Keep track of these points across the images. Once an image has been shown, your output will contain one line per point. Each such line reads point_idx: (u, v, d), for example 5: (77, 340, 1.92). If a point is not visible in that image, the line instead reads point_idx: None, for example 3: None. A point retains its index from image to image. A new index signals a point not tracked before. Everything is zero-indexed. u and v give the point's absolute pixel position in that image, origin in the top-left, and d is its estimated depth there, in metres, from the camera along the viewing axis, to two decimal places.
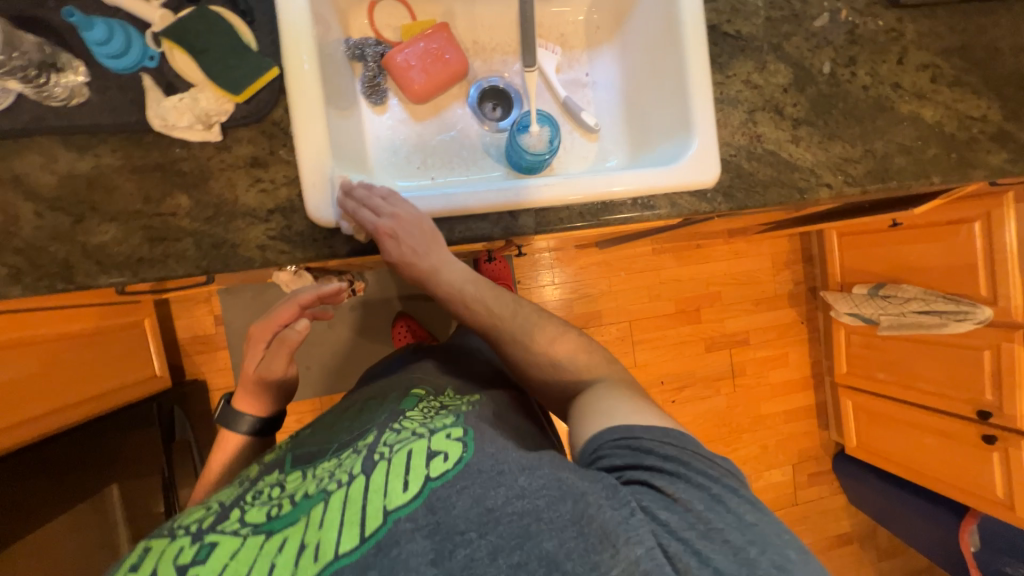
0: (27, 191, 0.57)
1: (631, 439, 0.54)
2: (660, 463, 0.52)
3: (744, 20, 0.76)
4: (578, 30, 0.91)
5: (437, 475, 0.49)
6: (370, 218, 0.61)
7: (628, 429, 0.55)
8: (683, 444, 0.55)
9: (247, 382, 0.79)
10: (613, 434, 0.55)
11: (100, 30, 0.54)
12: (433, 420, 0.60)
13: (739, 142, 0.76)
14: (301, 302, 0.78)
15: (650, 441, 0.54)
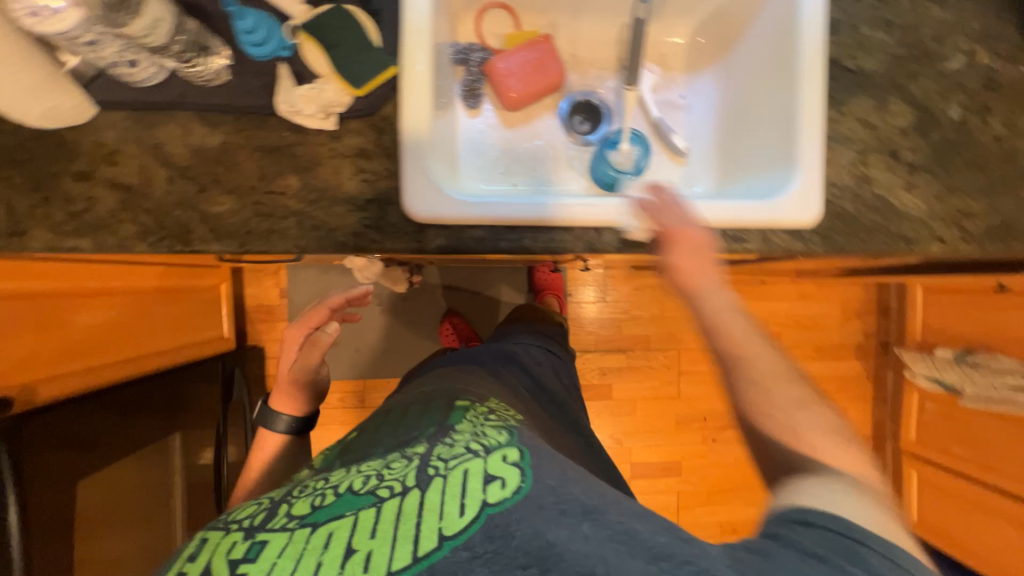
0: (164, 158, 0.63)
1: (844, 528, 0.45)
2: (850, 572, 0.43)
3: (867, 55, 0.72)
4: (679, 51, 0.89)
5: (496, 503, 0.48)
6: (653, 224, 0.62)
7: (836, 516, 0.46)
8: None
9: (282, 383, 0.83)
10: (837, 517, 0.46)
11: (250, 19, 0.58)
12: (487, 433, 0.58)
13: (846, 183, 0.72)
14: (330, 305, 0.86)
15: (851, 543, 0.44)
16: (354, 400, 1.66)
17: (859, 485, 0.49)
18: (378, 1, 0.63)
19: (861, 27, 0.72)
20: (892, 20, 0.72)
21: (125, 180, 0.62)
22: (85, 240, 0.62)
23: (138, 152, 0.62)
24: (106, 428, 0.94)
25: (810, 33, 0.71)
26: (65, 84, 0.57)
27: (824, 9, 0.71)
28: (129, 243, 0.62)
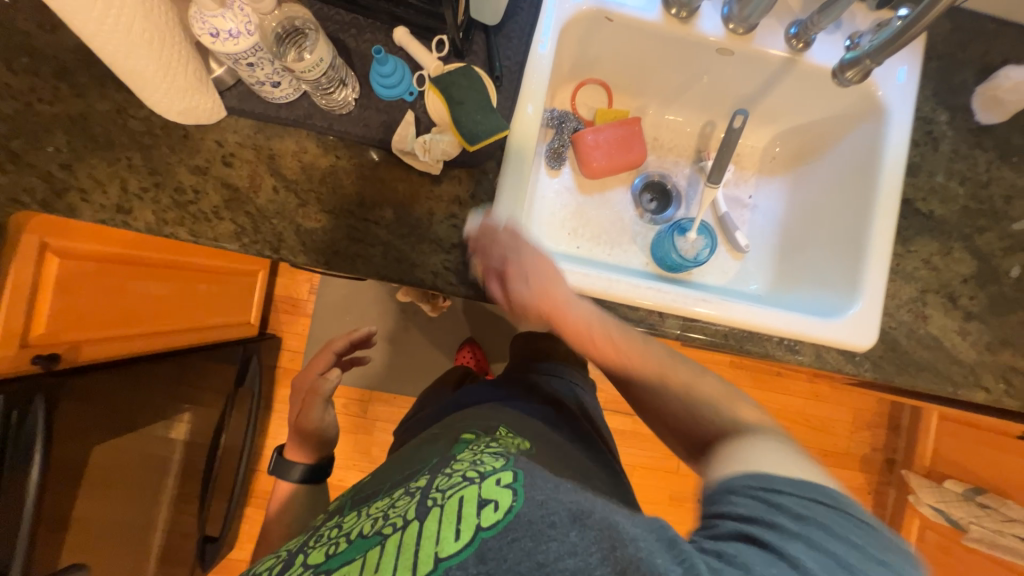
0: (275, 168, 0.66)
1: (769, 488, 0.45)
2: (797, 531, 0.42)
3: (940, 202, 0.76)
4: (755, 154, 0.92)
5: (489, 526, 0.46)
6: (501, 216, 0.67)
7: (782, 475, 0.46)
8: (845, 531, 0.42)
9: (291, 435, 0.85)
10: (785, 475, 0.46)
11: (389, 64, 0.63)
12: (485, 460, 0.56)
13: (902, 317, 0.74)
14: (335, 351, 0.89)
15: (775, 500, 0.45)
16: (356, 409, 1.66)
17: (794, 451, 0.50)
18: (501, 68, 0.68)
19: (938, 175, 0.76)
20: (968, 174, 0.76)
21: (234, 182, 0.66)
22: (184, 230, 0.65)
23: (252, 159, 0.66)
24: (132, 399, 0.94)
25: (890, 171, 0.75)
26: (209, 88, 0.61)
27: (905, 152, 0.75)
28: (223, 241, 0.65)
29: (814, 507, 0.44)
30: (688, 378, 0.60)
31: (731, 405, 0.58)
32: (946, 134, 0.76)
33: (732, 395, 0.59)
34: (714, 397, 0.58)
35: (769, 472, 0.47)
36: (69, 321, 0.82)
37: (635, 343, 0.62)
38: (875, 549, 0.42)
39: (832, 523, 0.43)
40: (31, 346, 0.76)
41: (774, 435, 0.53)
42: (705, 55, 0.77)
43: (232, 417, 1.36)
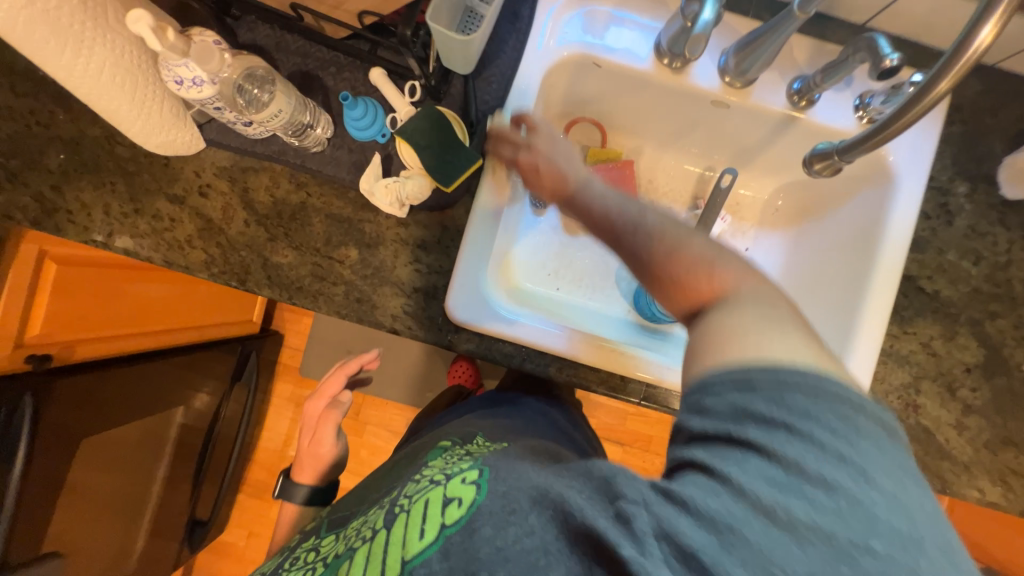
0: (247, 202, 0.67)
1: (737, 384, 0.36)
2: (762, 443, 0.34)
3: (948, 281, 0.69)
4: (756, 206, 0.87)
5: (452, 522, 0.44)
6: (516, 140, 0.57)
7: (758, 360, 0.36)
8: (825, 432, 0.33)
9: (304, 459, 0.88)
10: (758, 357, 0.36)
11: (359, 108, 0.62)
12: (456, 462, 0.55)
13: (891, 404, 0.68)
14: (344, 373, 0.87)
15: (740, 402, 0.35)
16: (350, 410, 1.70)
17: (782, 312, 0.39)
18: (477, 113, 0.67)
19: (948, 252, 0.69)
20: (984, 254, 0.69)
21: (208, 213, 0.67)
22: (159, 255, 0.67)
23: (226, 191, 0.67)
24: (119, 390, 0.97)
25: (891, 246, 0.68)
26: (187, 124, 0.62)
27: (912, 226, 0.68)
28: (194, 270, 0.67)
29: (789, 403, 0.34)
30: (675, 234, 0.44)
31: (723, 258, 0.42)
32: (963, 208, 0.69)
33: (727, 253, 0.43)
34: (705, 255, 0.42)
35: (741, 356, 0.36)
36: (63, 323, 0.87)
37: (620, 212, 0.47)
38: (861, 446, 0.33)
39: (809, 422, 0.34)
40: (27, 346, 0.81)
41: (764, 303, 0.39)
42: (700, 107, 0.72)
43: (227, 410, 1.41)
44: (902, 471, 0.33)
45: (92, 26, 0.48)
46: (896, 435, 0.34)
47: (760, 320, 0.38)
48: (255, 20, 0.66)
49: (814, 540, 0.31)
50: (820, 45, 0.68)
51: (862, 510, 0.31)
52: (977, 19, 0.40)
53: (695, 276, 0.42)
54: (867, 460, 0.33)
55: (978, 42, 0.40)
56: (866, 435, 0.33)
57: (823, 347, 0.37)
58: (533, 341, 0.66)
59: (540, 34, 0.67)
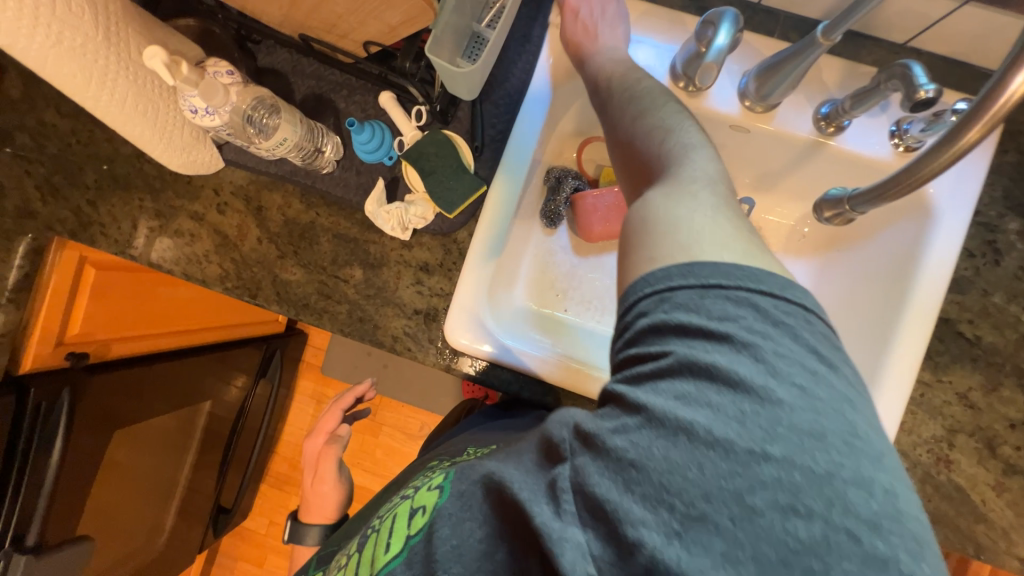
0: (260, 220, 0.70)
1: (656, 300, 0.37)
2: (675, 362, 0.35)
3: (992, 326, 0.63)
4: (780, 231, 0.80)
5: (414, 531, 0.45)
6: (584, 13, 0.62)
7: (677, 265, 0.38)
8: (731, 340, 0.34)
9: (309, 498, 0.91)
10: (678, 266, 0.38)
11: (365, 132, 0.63)
12: (430, 476, 0.55)
13: (919, 458, 0.63)
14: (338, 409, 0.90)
15: (657, 322, 0.37)
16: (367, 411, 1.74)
17: (718, 195, 0.43)
18: (484, 136, 0.66)
19: (994, 294, 0.63)
20: None
21: (224, 230, 0.70)
22: (179, 268, 0.71)
23: (242, 209, 0.70)
24: (150, 382, 1.03)
25: (929, 284, 0.62)
26: (205, 143, 0.64)
27: (953, 262, 0.62)
28: (210, 284, 0.70)
29: (698, 315, 0.35)
30: (649, 114, 0.50)
31: (685, 132, 0.48)
32: (1013, 246, 0.63)
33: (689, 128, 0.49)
34: (668, 128, 0.48)
35: (664, 266, 0.38)
36: (101, 323, 0.94)
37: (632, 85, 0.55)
38: (763, 345, 0.34)
39: (716, 328, 0.35)
40: (66, 344, 0.88)
41: (706, 182, 0.44)
42: (718, 131, 0.69)
43: (250, 407, 1.46)
44: (802, 365, 0.34)
45: (115, 60, 0.51)
46: (801, 329, 0.35)
47: (691, 209, 0.41)
48: (274, 43, 0.67)
49: (713, 455, 0.31)
50: (854, 66, 0.63)
51: (762, 411, 0.32)
52: (1009, 66, 0.35)
53: (656, 144, 0.48)
54: (768, 360, 0.34)
55: (1006, 96, 0.35)
56: (771, 337, 0.34)
57: (749, 239, 0.40)
58: (536, 370, 0.66)
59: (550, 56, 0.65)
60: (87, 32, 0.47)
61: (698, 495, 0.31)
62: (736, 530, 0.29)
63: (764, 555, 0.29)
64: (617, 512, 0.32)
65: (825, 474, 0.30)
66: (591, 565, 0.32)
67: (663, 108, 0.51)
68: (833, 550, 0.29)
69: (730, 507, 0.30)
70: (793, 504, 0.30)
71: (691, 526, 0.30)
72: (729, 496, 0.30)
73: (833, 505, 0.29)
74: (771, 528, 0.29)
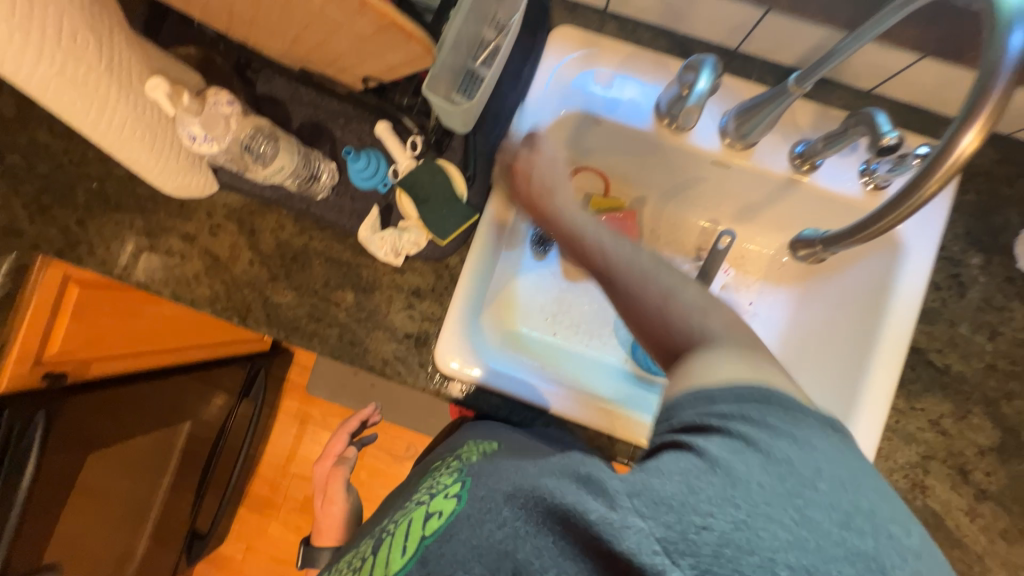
0: (253, 242, 0.70)
1: (700, 399, 0.40)
2: (728, 420, 0.38)
3: (959, 356, 0.66)
4: (761, 260, 0.83)
5: (431, 532, 0.45)
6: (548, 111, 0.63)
7: (724, 386, 0.39)
8: (776, 408, 0.38)
9: (323, 523, 0.87)
10: (725, 386, 0.39)
11: (362, 160, 0.65)
12: (442, 478, 0.55)
13: (896, 484, 0.64)
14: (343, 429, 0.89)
15: (703, 391, 0.40)
16: None
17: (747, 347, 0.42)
18: (476, 166, 0.69)
19: (960, 325, 0.66)
20: (999, 328, 0.66)
21: (216, 251, 0.70)
22: (167, 288, 0.70)
23: (235, 231, 0.71)
24: (128, 401, 1.01)
25: (899, 318, 0.66)
26: (200, 168, 0.65)
27: (920, 297, 0.66)
28: (199, 305, 0.70)
29: (743, 383, 0.39)
30: (669, 283, 0.46)
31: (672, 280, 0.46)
32: (976, 280, 0.66)
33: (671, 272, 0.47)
34: (695, 305, 0.45)
35: (713, 387, 0.40)
36: (81, 342, 0.92)
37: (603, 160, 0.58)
38: (802, 411, 0.38)
39: (757, 414, 0.38)
40: (45, 364, 0.86)
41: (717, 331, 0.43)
42: (700, 165, 0.72)
43: (232, 428, 1.43)
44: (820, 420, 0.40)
45: (116, 89, 0.52)
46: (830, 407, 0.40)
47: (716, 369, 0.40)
48: (272, 72, 0.68)
49: (773, 474, 0.34)
50: (825, 109, 0.67)
51: (808, 452, 0.36)
52: (957, 128, 0.39)
53: (680, 319, 0.45)
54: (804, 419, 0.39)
55: (959, 150, 0.39)
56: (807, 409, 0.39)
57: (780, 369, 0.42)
58: (524, 395, 0.67)
59: (541, 92, 0.68)
60: (90, 62, 0.49)
61: (761, 504, 0.33)
62: (798, 532, 0.32)
63: (822, 558, 0.31)
64: (684, 506, 0.33)
65: (868, 507, 0.34)
66: (658, 545, 0.32)
67: (675, 279, 0.46)
68: (882, 562, 0.32)
69: (790, 512, 0.33)
70: (845, 519, 0.33)
71: (758, 522, 0.32)
72: (789, 506, 0.33)
73: (878, 529, 0.33)
74: (827, 534, 0.32)
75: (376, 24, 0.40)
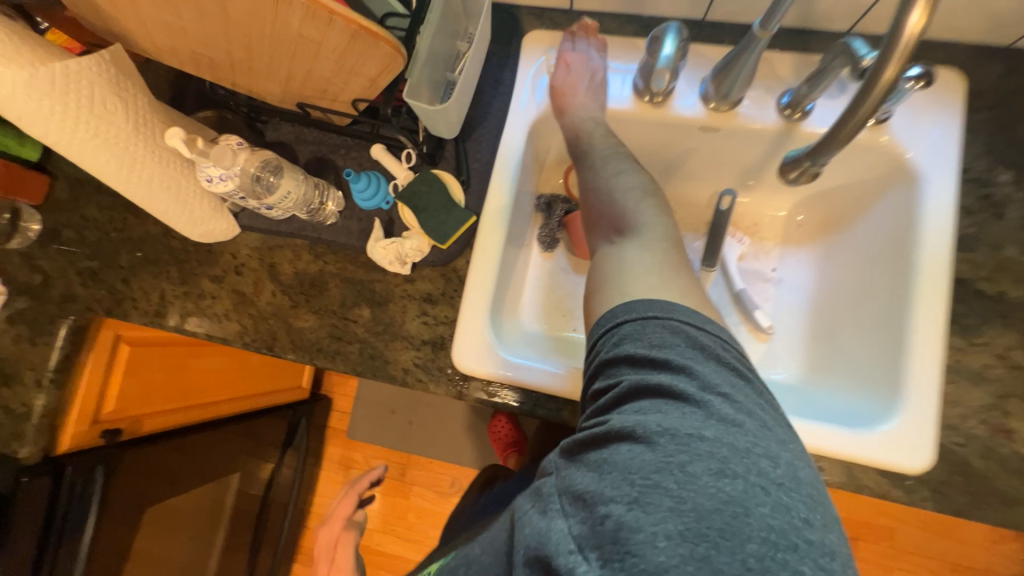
0: (274, 275, 0.75)
1: (608, 349, 0.46)
2: (634, 390, 0.41)
3: (1014, 281, 0.60)
4: (776, 225, 0.81)
5: None
6: (562, 77, 0.69)
7: (628, 301, 0.48)
8: (669, 370, 0.41)
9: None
10: (633, 333, 0.45)
11: (362, 181, 0.68)
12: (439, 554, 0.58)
13: (973, 431, 0.58)
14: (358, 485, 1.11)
15: (614, 357, 0.44)
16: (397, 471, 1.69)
17: (668, 268, 0.51)
18: (469, 170, 0.72)
19: (1006, 247, 0.61)
20: None
21: (242, 288, 0.75)
22: (202, 329, 0.75)
23: (257, 267, 0.75)
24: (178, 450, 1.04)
25: (931, 249, 0.61)
26: (223, 214, 0.71)
27: (951, 222, 0.61)
28: (231, 340, 0.74)
29: (642, 342, 0.44)
30: (625, 200, 0.59)
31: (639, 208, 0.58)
32: (1012, 197, 0.62)
33: (640, 206, 0.58)
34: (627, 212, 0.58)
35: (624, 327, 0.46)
36: (133, 400, 0.97)
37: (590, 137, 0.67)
38: (695, 361, 0.42)
39: (657, 373, 0.42)
40: (103, 421, 0.91)
41: (659, 244, 0.54)
42: (690, 135, 0.72)
43: (280, 477, 1.44)
44: (724, 376, 0.41)
45: (143, 147, 0.59)
46: (726, 355, 0.43)
47: (636, 274, 0.50)
48: (279, 120, 0.74)
49: (662, 442, 0.36)
50: (803, 57, 0.67)
51: (697, 409, 0.39)
52: (902, 7, 0.39)
53: (616, 206, 0.60)
54: (700, 377, 0.41)
55: (907, 32, 0.39)
56: (699, 371, 0.41)
57: (697, 295, 0.49)
58: (550, 385, 0.65)
59: (522, 95, 0.72)
60: (119, 125, 0.56)
61: (652, 472, 0.35)
62: (680, 496, 0.33)
63: (701, 512, 0.32)
64: (594, 500, 0.35)
65: (743, 447, 0.36)
66: (574, 544, 0.34)
67: (623, 172, 0.63)
68: (753, 502, 0.33)
69: (676, 474, 0.34)
70: (724, 465, 0.35)
71: (648, 493, 0.34)
72: (676, 467, 0.35)
73: (750, 468, 0.35)
74: (707, 486, 0.34)
75: (348, 31, 0.46)
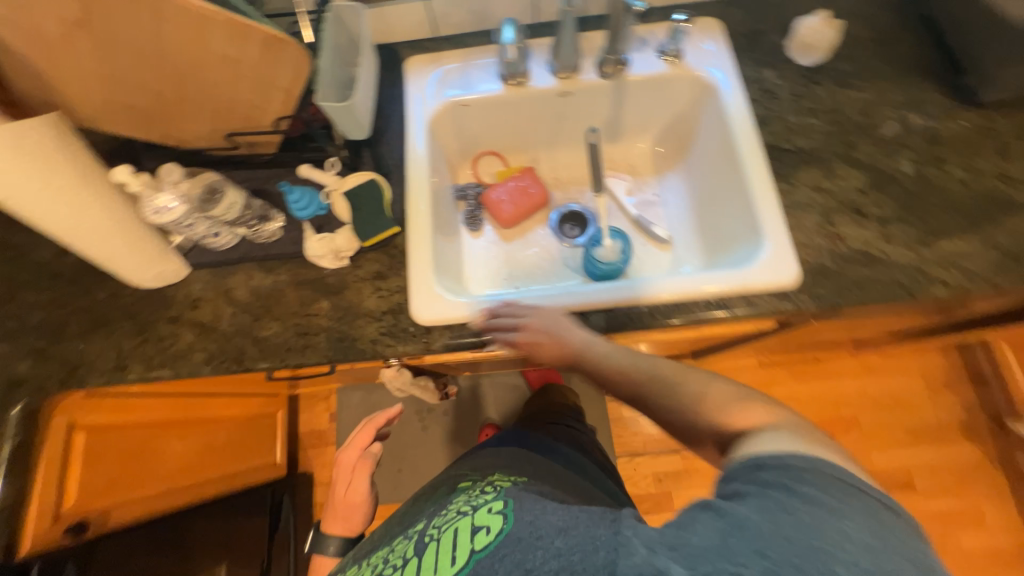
0: (230, 299, 0.80)
1: (746, 466, 0.47)
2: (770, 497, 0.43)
3: (803, 136, 0.82)
4: (646, 160, 1.01)
5: (481, 547, 0.52)
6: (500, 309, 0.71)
7: (765, 457, 0.46)
8: (804, 487, 0.43)
9: (335, 511, 0.93)
10: (763, 461, 0.46)
11: (297, 194, 0.78)
12: (480, 494, 0.63)
13: (818, 243, 0.75)
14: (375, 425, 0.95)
15: (749, 468, 0.46)
16: None
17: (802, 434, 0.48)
18: (388, 167, 0.85)
19: (789, 116, 0.83)
20: (818, 107, 0.83)
21: (201, 320, 0.80)
22: (166, 369, 0.78)
23: (213, 297, 0.81)
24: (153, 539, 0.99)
25: (742, 133, 0.82)
26: (170, 254, 0.77)
27: (748, 112, 0.84)
28: (198, 368, 0.77)
29: (784, 470, 0.44)
30: (695, 387, 0.56)
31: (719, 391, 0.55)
32: (779, 84, 0.86)
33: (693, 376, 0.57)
34: (708, 392, 0.55)
35: (753, 461, 0.46)
36: (98, 492, 0.93)
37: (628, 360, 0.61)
38: (834, 492, 0.43)
39: (794, 488, 0.43)
40: (65, 518, 0.87)
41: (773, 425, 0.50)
42: (554, 103, 0.92)
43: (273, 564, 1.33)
44: (862, 501, 0.43)
45: (91, 194, 0.64)
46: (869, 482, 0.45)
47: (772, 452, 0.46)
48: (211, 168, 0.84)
49: (792, 538, 0.41)
50: None
51: (830, 523, 0.41)
52: None
53: (719, 410, 0.53)
54: (840, 505, 0.42)
55: None
56: (836, 496, 0.43)
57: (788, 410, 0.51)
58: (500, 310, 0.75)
59: (416, 102, 0.89)
60: (67, 174, 0.61)
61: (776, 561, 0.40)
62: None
63: None
64: (714, 556, 0.42)
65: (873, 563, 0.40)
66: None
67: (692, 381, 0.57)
68: None
69: (800, 562, 0.40)
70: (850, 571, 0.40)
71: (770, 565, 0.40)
72: (799, 560, 0.40)
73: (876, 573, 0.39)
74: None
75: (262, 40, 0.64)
